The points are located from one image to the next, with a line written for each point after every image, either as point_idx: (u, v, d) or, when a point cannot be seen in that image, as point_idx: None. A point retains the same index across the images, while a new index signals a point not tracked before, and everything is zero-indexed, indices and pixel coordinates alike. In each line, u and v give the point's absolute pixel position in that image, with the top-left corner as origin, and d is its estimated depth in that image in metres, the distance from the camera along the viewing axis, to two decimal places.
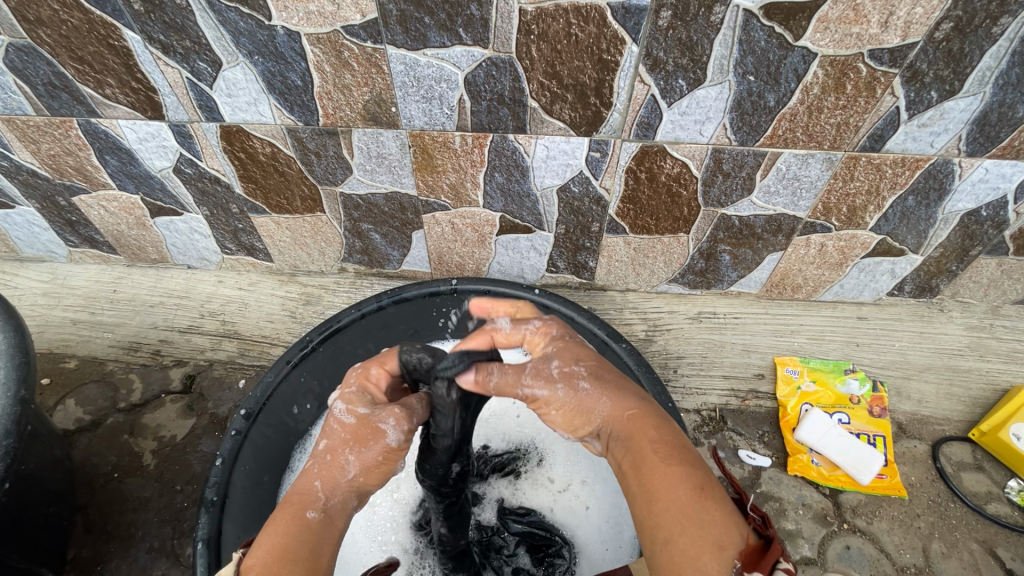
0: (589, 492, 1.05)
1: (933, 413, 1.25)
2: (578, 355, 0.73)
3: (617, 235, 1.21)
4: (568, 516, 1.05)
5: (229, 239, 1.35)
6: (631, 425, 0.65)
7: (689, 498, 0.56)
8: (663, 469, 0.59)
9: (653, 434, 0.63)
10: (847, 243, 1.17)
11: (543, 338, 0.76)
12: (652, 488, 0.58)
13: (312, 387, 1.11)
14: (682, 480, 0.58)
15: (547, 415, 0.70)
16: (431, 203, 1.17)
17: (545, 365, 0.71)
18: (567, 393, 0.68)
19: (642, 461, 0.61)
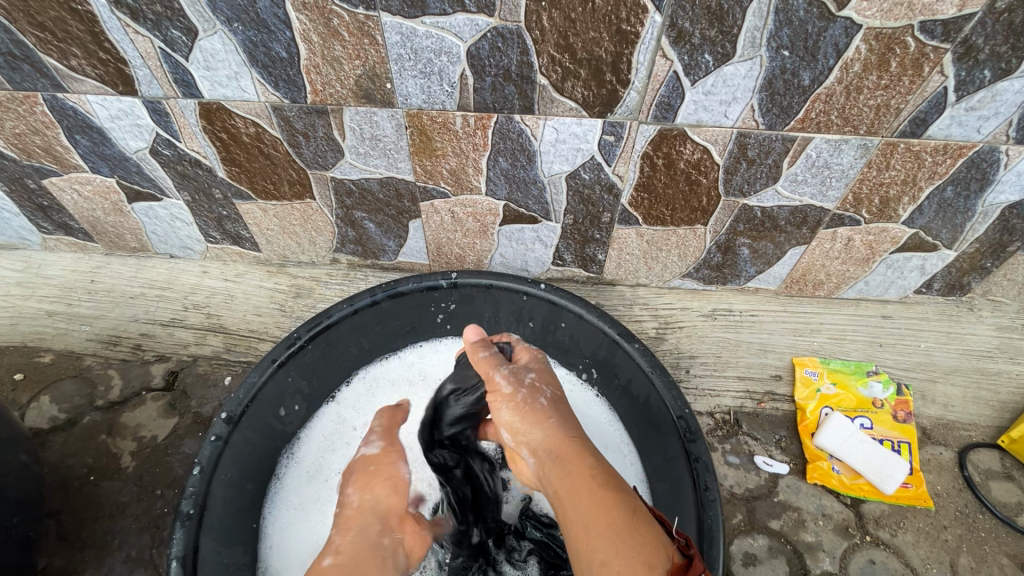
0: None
1: (960, 417, 1.18)
2: (543, 375, 0.81)
3: (629, 226, 1.12)
4: None
5: (213, 227, 1.26)
6: (572, 447, 0.70)
7: (622, 521, 0.60)
8: (600, 494, 0.63)
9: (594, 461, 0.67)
10: (877, 238, 1.09)
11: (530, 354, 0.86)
12: (587, 514, 0.62)
13: (300, 388, 1.04)
14: (616, 505, 0.62)
15: (499, 411, 0.77)
16: (429, 189, 1.09)
17: (522, 371, 0.81)
18: (526, 397, 0.77)
19: (577, 483, 0.65)
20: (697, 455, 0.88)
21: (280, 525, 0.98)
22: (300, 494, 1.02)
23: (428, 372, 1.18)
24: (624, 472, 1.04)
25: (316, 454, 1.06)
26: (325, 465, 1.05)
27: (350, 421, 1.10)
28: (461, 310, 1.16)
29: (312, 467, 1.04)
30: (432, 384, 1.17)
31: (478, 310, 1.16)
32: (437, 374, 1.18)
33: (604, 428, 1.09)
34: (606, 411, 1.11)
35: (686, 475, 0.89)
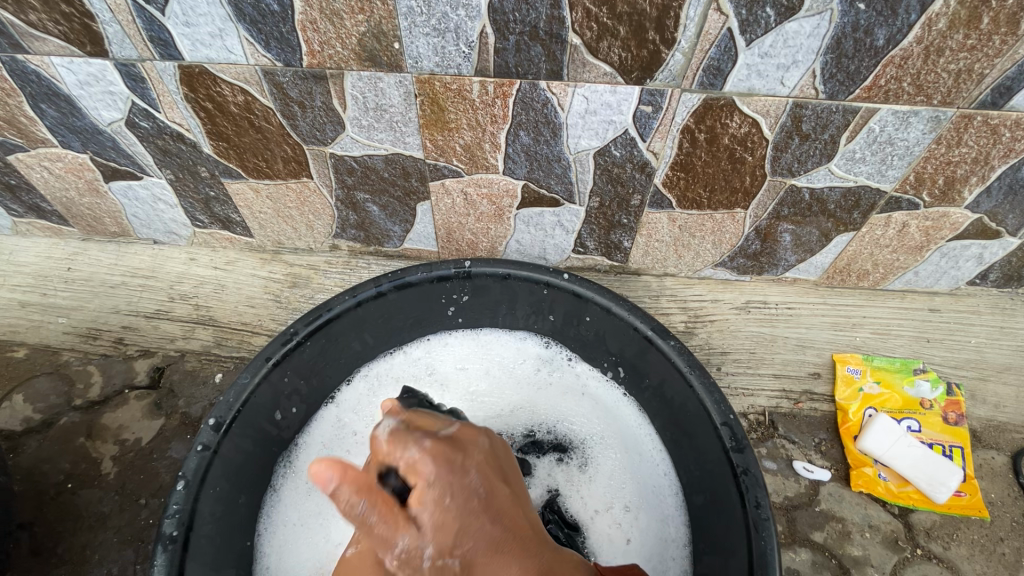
0: (632, 522, 0.93)
1: (1013, 419, 1.09)
2: (443, 541, 0.47)
3: (661, 210, 1.02)
4: (604, 545, 0.92)
5: (200, 210, 1.14)
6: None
7: None
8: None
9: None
10: (935, 223, 0.99)
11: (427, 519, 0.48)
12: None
13: (297, 388, 0.94)
14: None
15: None
16: (440, 167, 0.97)
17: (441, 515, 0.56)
18: None
19: None
20: (745, 467, 0.79)
21: (277, 544, 0.89)
22: (298, 509, 0.91)
23: (437, 370, 1.08)
24: (658, 484, 0.95)
25: (316, 463, 0.96)
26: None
27: (351, 425, 1.00)
28: (474, 301, 1.05)
29: (311, 478, 0.94)
30: (441, 383, 1.07)
31: (493, 303, 1.05)
32: (448, 372, 1.08)
33: (634, 432, 1.00)
34: (634, 413, 1.01)
35: (732, 489, 0.80)
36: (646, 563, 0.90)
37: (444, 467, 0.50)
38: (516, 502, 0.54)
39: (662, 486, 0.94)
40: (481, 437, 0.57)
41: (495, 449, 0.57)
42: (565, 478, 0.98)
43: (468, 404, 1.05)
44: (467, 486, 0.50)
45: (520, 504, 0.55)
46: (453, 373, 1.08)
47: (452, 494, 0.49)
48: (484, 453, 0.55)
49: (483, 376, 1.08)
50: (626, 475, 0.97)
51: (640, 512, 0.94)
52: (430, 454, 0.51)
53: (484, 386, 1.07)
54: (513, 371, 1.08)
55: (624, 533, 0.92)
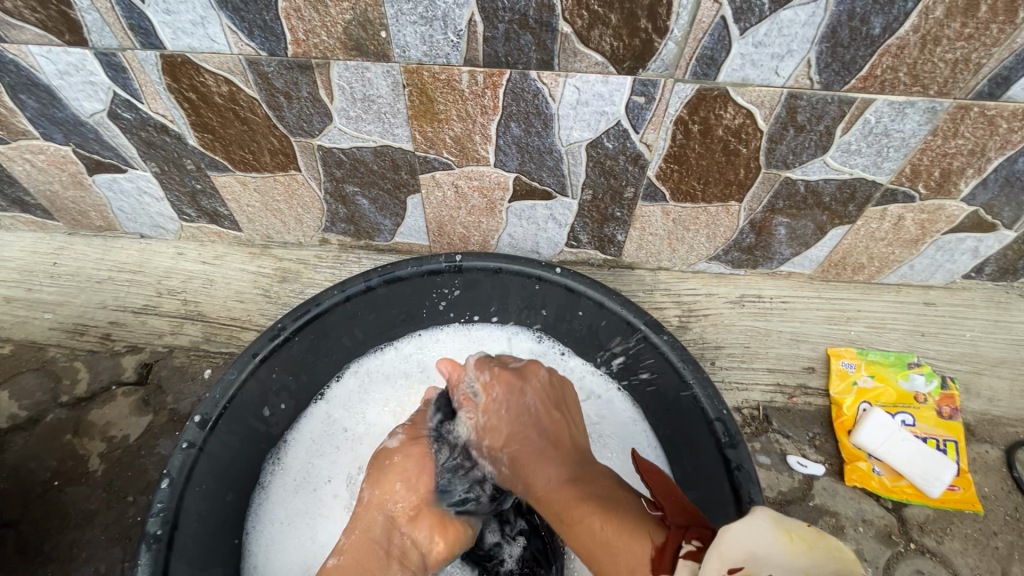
0: None
1: (1006, 412, 1.08)
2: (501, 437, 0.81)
3: (654, 203, 1.00)
4: None
5: (187, 204, 1.12)
6: (555, 494, 0.75)
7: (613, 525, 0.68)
8: (576, 517, 0.72)
9: (565, 496, 0.74)
10: (931, 216, 0.98)
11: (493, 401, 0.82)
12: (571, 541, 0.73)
13: (286, 384, 0.93)
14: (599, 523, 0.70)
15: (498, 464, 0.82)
16: (430, 160, 0.96)
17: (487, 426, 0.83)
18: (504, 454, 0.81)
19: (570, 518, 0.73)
20: (738, 463, 0.78)
21: (265, 542, 0.88)
22: (286, 506, 0.90)
23: (429, 365, 1.07)
24: None
25: (305, 460, 0.95)
26: (314, 472, 0.94)
27: (341, 421, 0.99)
28: (465, 296, 1.04)
29: (299, 476, 0.93)
30: (432, 379, 1.06)
31: (485, 297, 1.04)
32: None
33: (627, 428, 0.99)
34: (627, 407, 1.00)
35: (725, 485, 0.79)
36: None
37: (508, 393, 0.81)
38: (557, 423, 0.81)
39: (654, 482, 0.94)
40: (543, 371, 0.85)
41: (552, 381, 0.84)
42: None
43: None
44: (517, 407, 0.81)
45: (567, 425, 0.81)
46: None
47: (512, 413, 0.81)
48: (543, 384, 0.83)
49: None
50: (617, 473, 0.96)
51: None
52: (499, 379, 0.82)
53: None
54: None
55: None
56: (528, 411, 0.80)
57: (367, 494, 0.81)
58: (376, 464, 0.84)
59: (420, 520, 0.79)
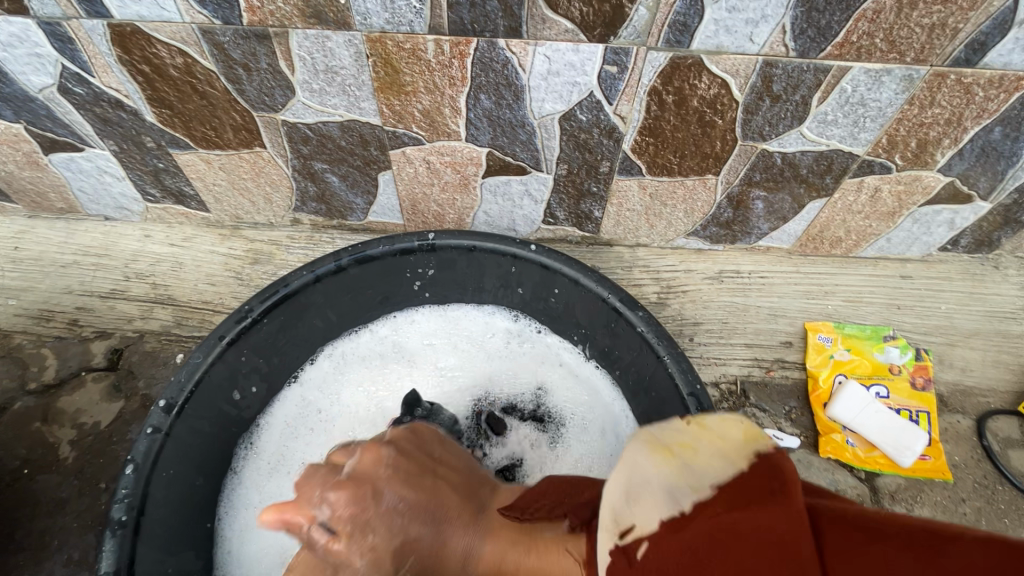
0: None
1: (978, 383, 1.10)
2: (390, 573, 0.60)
3: (631, 177, 0.98)
4: None
5: (150, 183, 1.08)
6: (486, 561, 0.62)
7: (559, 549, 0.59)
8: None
9: (494, 557, 0.62)
10: (908, 187, 0.97)
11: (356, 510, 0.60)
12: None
13: (257, 367, 0.92)
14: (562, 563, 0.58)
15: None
16: (400, 134, 0.93)
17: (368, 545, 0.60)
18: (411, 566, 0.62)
19: None
20: None
21: (239, 527, 0.87)
22: (260, 490, 0.90)
23: (404, 347, 1.05)
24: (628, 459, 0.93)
25: (279, 444, 0.93)
26: (288, 456, 0.93)
27: (315, 403, 0.98)
28: (441, 275, 1.02)
29: (273, 460, 0.92)
30: (408, 359, 1.05)
31: (460, 277, 1.02)
32: (415, 349, 1.06)
33: (604, 405, 0.99)
34: (604, 386, 1.00)
35: None
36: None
37: (356, 512, 0.60)
38: (430, 493, 0.65)
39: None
40: (386, 448, 0.68)
41: (399, 453, 0.68)
42: (534, 449, 0.98)
43: (437, 381, 1.04)
44: (387, 529, 0.61)
45: (443, 483, 0.68)
46: (421, 350, 1.06)
47: (377, 530, 0.60)
48: (393, 463, 0.66)
49: (452, 352, 1.06)
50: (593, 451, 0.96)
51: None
52: (338, 499, 0.60)
53: (452, 362, 1.05)
54: (482, 346, 1.06)
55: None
56: (395, 501, 0.62)
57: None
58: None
59: None
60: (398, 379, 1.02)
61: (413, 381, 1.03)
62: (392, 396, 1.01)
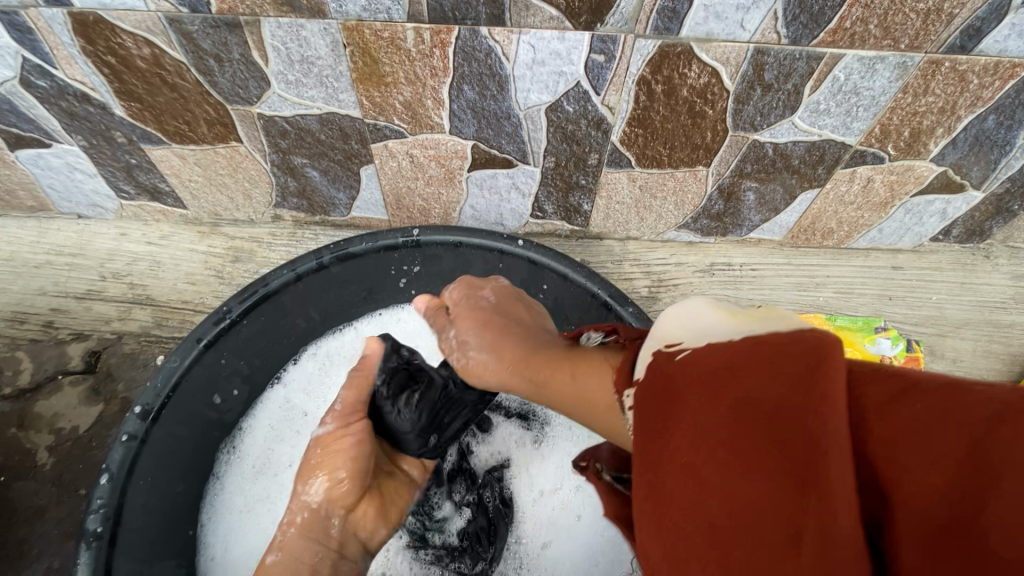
0: (583, 500, 0.91)
1: (968, 372, 1.10)
2: (476, 345, 0.70)
3: (620, 169, 0.96)
4: (547, 522, 0.91)
5: (124, 179, 1.04)
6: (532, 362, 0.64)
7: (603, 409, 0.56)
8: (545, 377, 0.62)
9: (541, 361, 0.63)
10: (900, 177, 0.95)
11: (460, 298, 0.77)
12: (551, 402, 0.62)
13: (238, 369, 0.89)
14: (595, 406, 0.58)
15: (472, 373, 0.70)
16: (381, 127, 0.90)
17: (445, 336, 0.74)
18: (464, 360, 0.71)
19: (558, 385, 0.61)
20: None
21: (225, 534, 0.84)
22: (244, 494, 0.86)
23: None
24: None
25: (263, 447, 0.89)
26: (272, 460, 0.89)
27: (301, 404, 0.93)
28: (427, 272, 1.00)
29: (258, 463, 0.88)
30: None
31: (447, 273, 1.00)
32: None
33: None
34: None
35: None
36: (595, 535, 0.89)
37: (464, 293, 0.77)
38: (517, 310, 0.74)
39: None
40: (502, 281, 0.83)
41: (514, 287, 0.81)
42: (522, 448, 0.95)
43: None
44: (469, 327, 0.72)
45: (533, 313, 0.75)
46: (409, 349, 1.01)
47: (468, 341, 0.70)
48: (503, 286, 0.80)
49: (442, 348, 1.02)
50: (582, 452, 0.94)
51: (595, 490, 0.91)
52: (458, 288, 0.79)
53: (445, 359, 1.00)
54: None
55: (565, 516, 0.91)
56: (489, 312, 0.73)
57: (304, 494, 0.72)
58: (308, 460, 0.75)
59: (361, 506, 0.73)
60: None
61: None
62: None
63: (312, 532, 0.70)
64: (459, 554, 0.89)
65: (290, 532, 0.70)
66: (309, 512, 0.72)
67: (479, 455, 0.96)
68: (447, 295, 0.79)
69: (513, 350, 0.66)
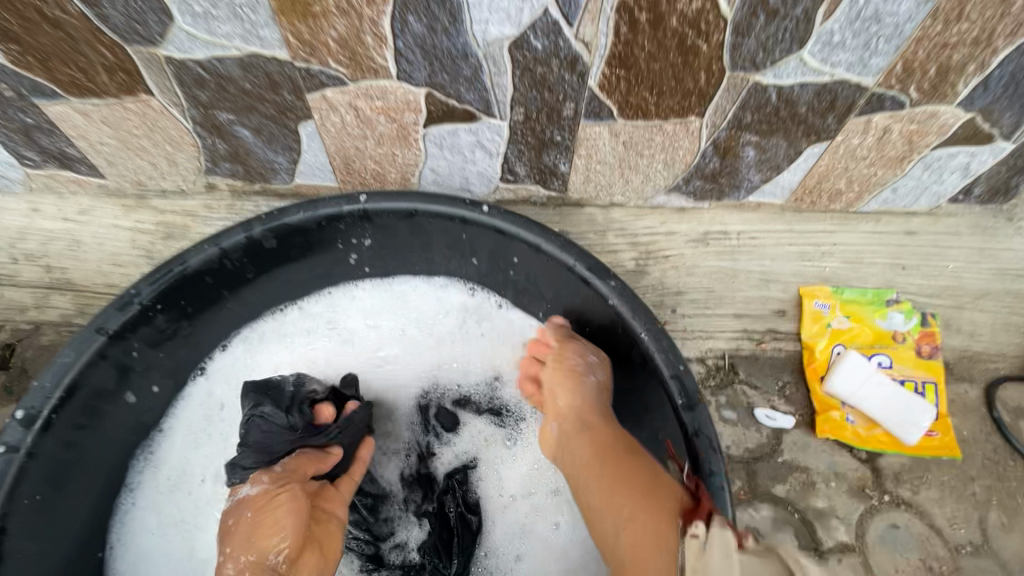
0: (562, 506, 0.83)
1: (987, 347, 0.99)
2: (584, 398, 0.77)
3: (600, 121, 0.83)
4: (521, 533, 0.84)
5: (24, 143, 0.89)
6: (597, 431, 0.75)
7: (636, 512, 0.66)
8: (623, 466, 0.70)
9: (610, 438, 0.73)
10: (921, 126, 0.83)
11: (607, 363, 0.80)
12: (598, 493, 0.71)
13: (155, 360, 0.77)
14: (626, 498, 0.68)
15: (558, 397, 0.79)
16: (315, 73, 0.75)
17: (576, 355, 0.79)
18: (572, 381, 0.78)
19: (615, 479, 0.69)
20: (697, 428, 0.65)
21: (139, 554, 0.78)
22: (159, 513, 0.79)
23: (343, 327, 0.91)
24: None
25: (180, 455, 0.81)
26: (189, 470, 0.81)
27: (222, 399, 0.84)
28: (381, 246, 0.86)
29: (173, 474, 0.81)
30: (348, 339, 0.91)
31: (406, 248, 0.87)
32: (356, 329, 0.91)
33: None
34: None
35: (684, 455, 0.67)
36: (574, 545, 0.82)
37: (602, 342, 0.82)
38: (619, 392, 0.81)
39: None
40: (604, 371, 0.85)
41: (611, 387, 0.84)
42: (490, 448, 0.87)
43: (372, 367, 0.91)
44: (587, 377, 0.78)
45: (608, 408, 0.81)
46: (363, 331, 0.91)
47: (587, 383, 0.78)
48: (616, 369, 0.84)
49: (399, 336, 0.92)
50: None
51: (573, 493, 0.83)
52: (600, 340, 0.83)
53: (396, 347, 0.91)
54: (433, 329, 0.92)
55: (540, 524, 0.84)
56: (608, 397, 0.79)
57: (242, 554, 0.65)
58: (235, 522, 0.68)
59: (307, 551, 0.68)
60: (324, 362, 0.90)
61: (345, 362, 0.91)
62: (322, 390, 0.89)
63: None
64: (419, 569, 0.84)
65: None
66: (249, 570, 0.65)
67: (442, 458, 0.88)
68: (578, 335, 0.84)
69: (598, 406, 0.77)
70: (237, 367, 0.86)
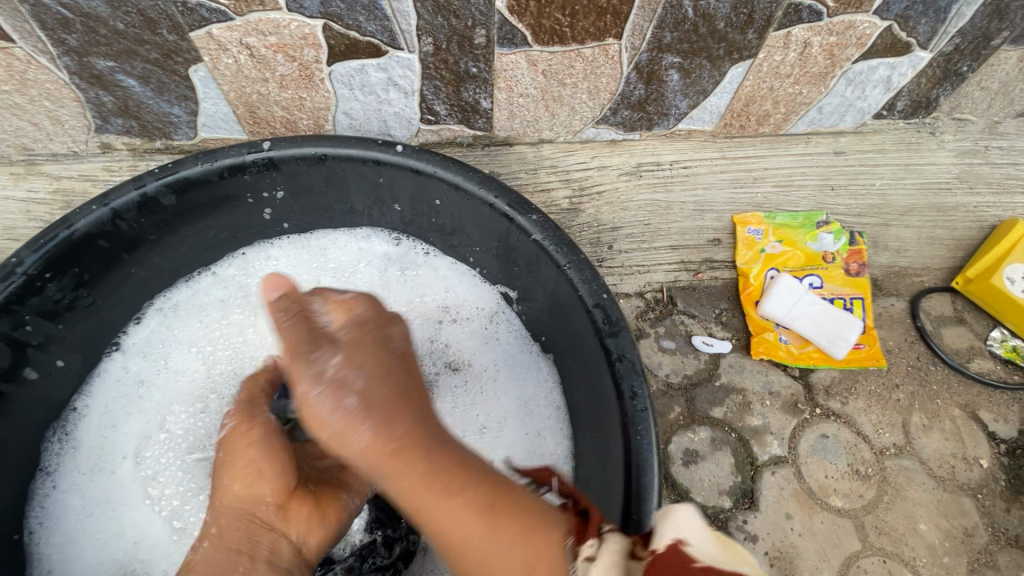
0: (493, 440, 0.81)
1: (912, 262, 1.02)
2: (387, 418, 0.50)
3: (515, 50, 0.79)
4: None
5: None
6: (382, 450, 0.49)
7: (473, 523, 0.46)
8: (446, 472, 0.48)
9: (403, 455, 0.48)
10: (840, 38, 0.82)
11: (362, 311, 0.56)
12: (441, 529, 0.46)
13: (54, 333, 0.73)
14: (457, 513, 0.46)
15: (320, 421, 0.50)
16: (194, 6, 0.68)
17: (317, 361, 0.51)
18: (327, 400, 0.50)
19: (413, 490, 0.47)
20: (620, 352, 0.65)
21: (63, 537, 0.74)
22: (82, 494, 0.75)
23: (254, 292, 0.87)
24: (530, 393, 0.82)
25: (100, 433, 0.78)
26: (114, 448, 0.78)
27: (141, 373, 0.81)
28: (294, 198, 0.82)
29: (94, 453, 0.77)
30: (258, 305, 0.86)
31: (321, 201, 0.83)
32: None
33: (498, 345, 0.86)
34: (507, 323, 0.87)
35: (607, 380, 0.66)
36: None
37: (374, 325, 0.56)
38: (391, 372, 0.53)
39: (526, 394, 0.82)
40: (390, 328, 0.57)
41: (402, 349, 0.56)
42: None
43: None
44: (387, 359, 0.54)
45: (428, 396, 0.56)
46: None
47: (375, 411, 0.50)
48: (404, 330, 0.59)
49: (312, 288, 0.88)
50: (479, 392, 0.84)
51: (502, 427, 0.81)
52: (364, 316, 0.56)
53: None
54: (352, 276, 0.89)
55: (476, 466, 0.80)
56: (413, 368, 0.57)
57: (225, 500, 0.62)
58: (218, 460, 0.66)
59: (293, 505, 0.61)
60: (240, 333, 0.85)
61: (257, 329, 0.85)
62: (236, 356, 0.84)
63: (230, 542, 0.60)
64: (370, 551, 0.77)
65: (207, 545, 0.61)
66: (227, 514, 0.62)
67: None
68: (346, 316, 0.55)
69: (381, 401, 0.50)
70: (155, 338, 0.83)
